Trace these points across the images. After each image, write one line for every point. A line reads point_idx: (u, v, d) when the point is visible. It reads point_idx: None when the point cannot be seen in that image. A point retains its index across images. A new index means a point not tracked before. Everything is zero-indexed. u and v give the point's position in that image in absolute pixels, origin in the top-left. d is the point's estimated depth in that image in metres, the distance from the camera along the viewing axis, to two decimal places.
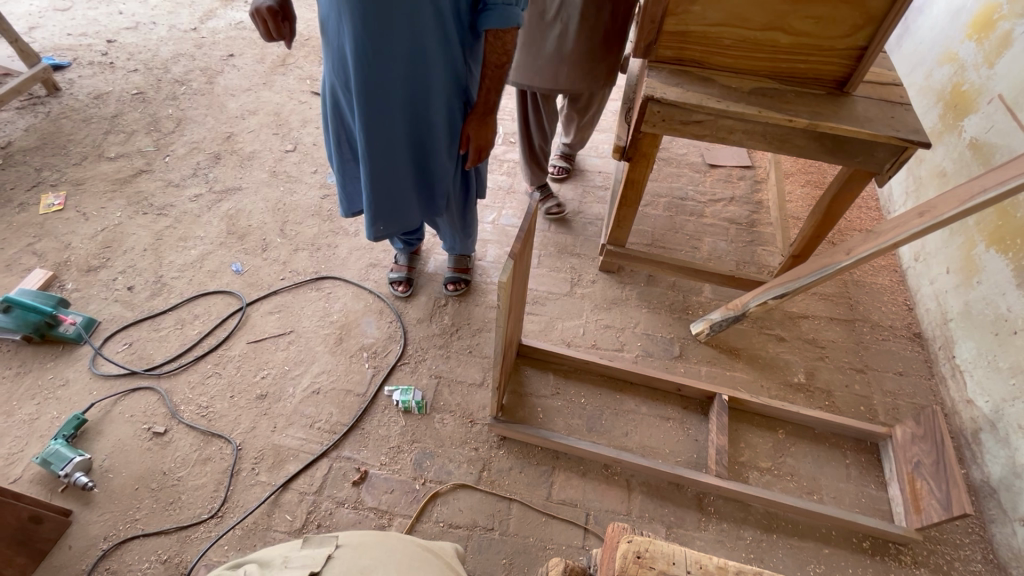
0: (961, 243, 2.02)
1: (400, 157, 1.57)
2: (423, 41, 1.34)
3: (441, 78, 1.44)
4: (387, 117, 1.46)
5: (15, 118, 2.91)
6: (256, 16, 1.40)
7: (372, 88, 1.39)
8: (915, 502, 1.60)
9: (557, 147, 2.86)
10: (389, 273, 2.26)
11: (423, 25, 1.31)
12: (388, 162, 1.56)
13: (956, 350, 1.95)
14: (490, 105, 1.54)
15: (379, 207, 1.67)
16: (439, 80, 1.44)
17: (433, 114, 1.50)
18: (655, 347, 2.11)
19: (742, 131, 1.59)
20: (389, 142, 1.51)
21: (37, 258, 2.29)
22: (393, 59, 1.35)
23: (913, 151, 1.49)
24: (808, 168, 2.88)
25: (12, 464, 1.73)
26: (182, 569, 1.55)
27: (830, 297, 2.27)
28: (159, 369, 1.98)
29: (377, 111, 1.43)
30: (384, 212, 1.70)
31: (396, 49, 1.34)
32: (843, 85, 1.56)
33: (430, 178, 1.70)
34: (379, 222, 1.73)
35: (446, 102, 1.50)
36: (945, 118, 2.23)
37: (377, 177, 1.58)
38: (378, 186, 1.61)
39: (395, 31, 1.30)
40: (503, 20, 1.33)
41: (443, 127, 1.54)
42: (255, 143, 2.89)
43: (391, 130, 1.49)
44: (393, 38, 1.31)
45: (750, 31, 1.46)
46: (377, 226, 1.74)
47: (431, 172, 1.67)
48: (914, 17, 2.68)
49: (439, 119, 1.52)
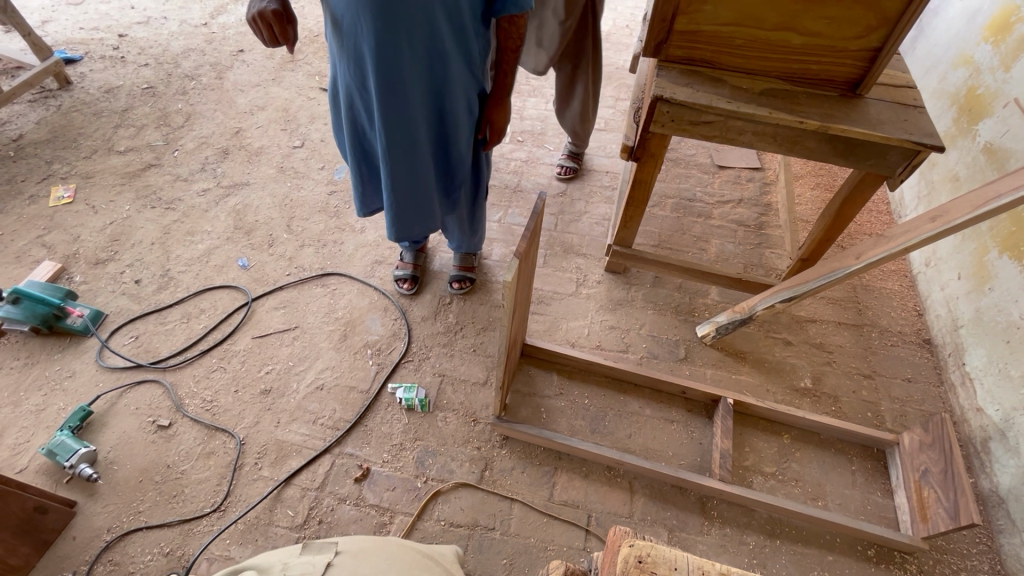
0: (973, 249, 1.99)
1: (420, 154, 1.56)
2: (443, 35, 1.33)
3: (459, 70, 1.44)
4: (408, 115, 1.45)
5: (27, 111, 2.93)
6: (260, 22, 1.38)
7: (393, 85, 1.38)
8: (921, 510, 1.58)
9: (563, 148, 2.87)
10: (395, 269, 2.26)
11: (442, 19, 1.30)
12: (409, 159, 1.55)
13: (966, 358, 1.92)
14: (506, 89, 1.56)
15: (399, 205, 1.67)
16: (457, 72, 1.43)
17: (453, 108, 1.49)
18: (660, 349, 2.09)
19: (752, 133, 1.57)
20: (410, 139, 1.51)
21: (46, 250, 2.31)
22: (411, 55, 1.34)
23: (926, 154, 1.46)
24: (819, 170, 2.85)
25: (18, 455, 1.74)
26: (184, 562, 1.55)
27: (838, 302, 2.25)
28: (164, 362, 1.99)
29: (399, 109, 1.43)
30: (404, 210, 1.70)
31: (415, 45, 1.32)
32: (856, 87, 1.54)
33: (450, 170, 1.70)
34: (399, 220, 1.73)
35: (465, 92, 1.50)
36: (959, 122, 2.20)
37: (398, 174, 1.58)
38: (401, 184, 1.61)
39: (414, 26, 1.29)
40: (520, 6, 1.33)
41: (462, 120, 1.54)
42: (263, 138, 2.90)
43: (412, 127, 1.48)
44: (412, 34, 1.30)
45: (762, 31, 1.44)
46: (398, 224, 1.74)
47: (450, 165, 1.67)
48: (930, 19, 2.64)
49: (458, 112, 1.51)
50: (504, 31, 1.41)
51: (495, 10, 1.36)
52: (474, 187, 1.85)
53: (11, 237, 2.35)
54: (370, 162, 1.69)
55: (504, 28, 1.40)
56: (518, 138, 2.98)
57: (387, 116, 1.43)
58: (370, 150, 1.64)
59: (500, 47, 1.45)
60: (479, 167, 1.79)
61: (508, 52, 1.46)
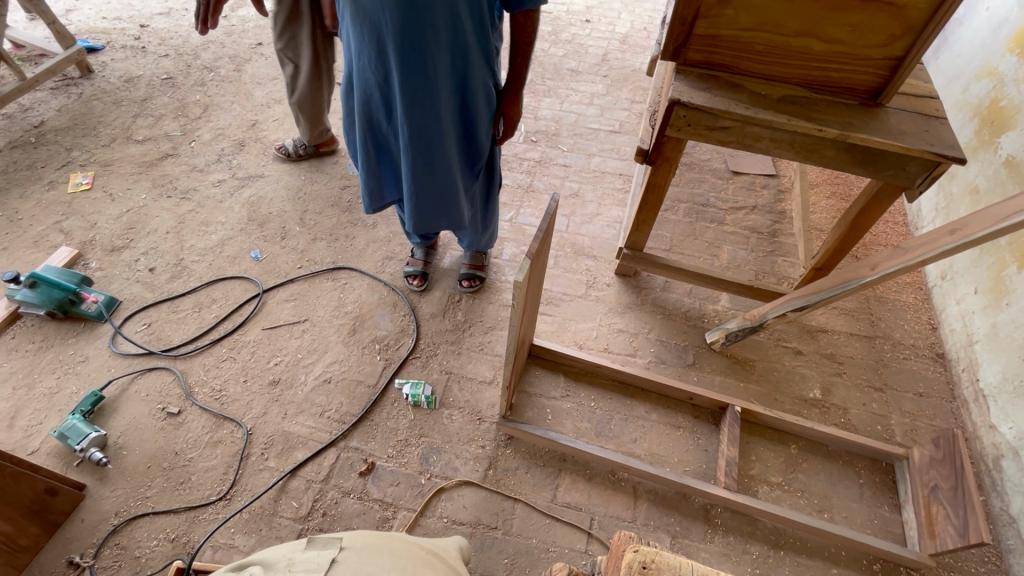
0: (991, 263, 1.96)
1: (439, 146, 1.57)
2: (465, 28, 1.33)
3: (479, 61, 1.44)
4: (429, 107, 1.45)
5: (48, 98, 2.97)
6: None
7: (415, 77, 1.38)
8: (929, 527, 1.56)
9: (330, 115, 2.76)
10: (405, 265, 2.27)
11: (465, 12, 1.30)
12: (428, 151, 1.56)
13: (980, 374, 1.89)
14: (521, 80, 1.54)
15: (417, 198, 1.68)
16: (477, 63, 1.44)
17: (472, 101, 1.50)
18: (668, 355, 2.08)
19: (769, 139, 1.56)
20: (429, 132, 1.51)
21: (64, 236, 2.34)
22: (433, 48, 1.34)
23: (947, 166, 1.44)
24: (835, 179, 2.82)
25: (31, 437, 1.77)
26: (189, 549, 1.57)
27: (851, 312, 2.22)
28: (175, 351, 2.02)
29: (420, 101, 1.43)
30: (421, 203, 1.71)
31: (437, 39, 1.33)
32: (876, 95, 1.52)
33: (467, 162, 1.70)
34: (416, 212, 1.73)
35: (484, 86, 1.50)
36: (981, 134, 2.16)
37: (417, 167, 1.59)
38: (419, 178, 1.62)
39: (437, 19, 1.29)
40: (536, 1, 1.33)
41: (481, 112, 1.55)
42: (278, 131, 2.92)
43: (432, 120, 1.49)
44: (435, 28, 1.30)
45: (782, 37, 1.42)
46: (415, 215, 1.75)
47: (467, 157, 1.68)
48: (953, 28, 2.60)
49: (478, 105, 1.51)
50: (519, 25, 1.41)
51: (512, 5, 1.36)
52: (490, 181, 1.85)
53: (30, 222, 2.39)
54: (384, 156, 1.70)
55: (519, 22, 1.40)
56: (531, 138, 2.98)
57: (408, 108, 1.44)
58: (384, 144, 1.65)
59: (516, 40, 1.44)
60: (495, 160, 1.79)
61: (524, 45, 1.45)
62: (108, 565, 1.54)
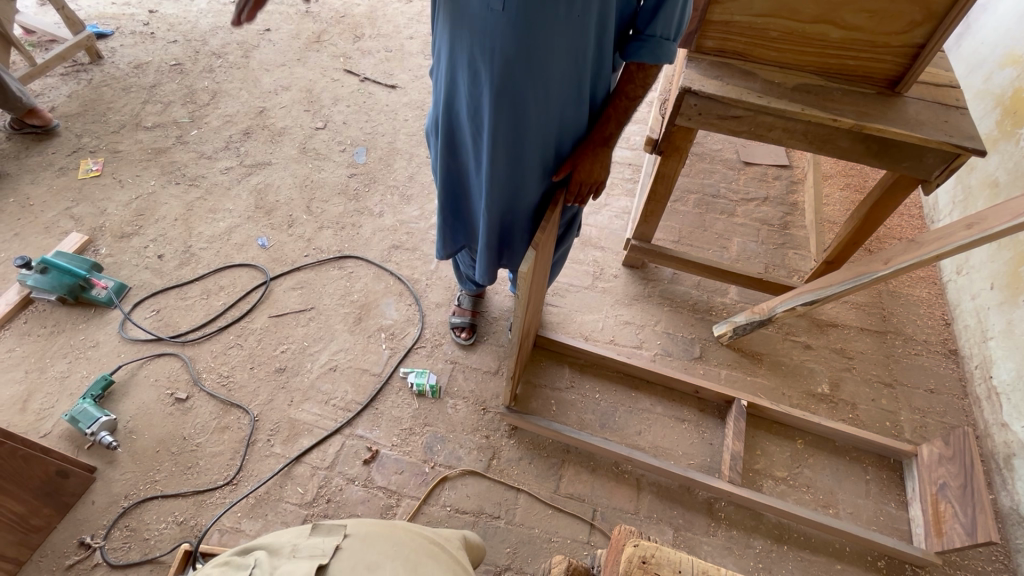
0: (1009, 259, 1.93)
1: (528, 194, 1.36)
2: (579, 79, 1.15)
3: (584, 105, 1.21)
4: (525, 155, 1.26)
5: (59, 84, 2.98)
6: None
7: (514, 110, 1.16)
8: (936, 524, 1.55)
9: (38, 120, 2.67)
10: (451, 315, 2.08)
11: (584, 60, 1.11)
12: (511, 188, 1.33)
13: (995, 371, 1.87)
14: (604, 138, 1.24)
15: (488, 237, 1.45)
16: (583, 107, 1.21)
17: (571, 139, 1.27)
18: (674, 347, 2.07)
19: (781, 129, 1.52)
20: (518, 179, 1.32)
21: (74, 221, 2.36)
22: (541, 100, 1.15)
23: (966, 159, 1.40)
24: (848, 170, 2.77)
25: (43, 420, 1.81)
26: (196, 532, 1.60)
27: (863, 306, 2.18)
28: (183, 337, 2.03)
29: (514, 148, 1.24)
30: (495, 245, 1.50)
31: (546, 91, 1.14)
32: (895, 84, 1.48)
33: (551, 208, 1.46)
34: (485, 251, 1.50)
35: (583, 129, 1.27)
36: (1002, 125, 2.11)
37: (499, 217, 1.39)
38: (496, 217, 1.39)
39: (552, 57, 1.08)
40: (657, 57, 1.09)
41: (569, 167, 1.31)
42: (286, 119, 2.90)
43: (523, 157, 1.26)
44: (548, 58, 1.08)
45: (798, 22, 1.39)
46: (485, 258, 1.53)
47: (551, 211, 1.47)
48: (977, 15, 2.51)
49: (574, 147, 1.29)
50: (628, 74, 1.16)
51: (627, 51, 1.11)
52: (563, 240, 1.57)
53: (41, 207, 2.41)
54: (459, 188, 1.49)
55: (630, 72, 1.15)
56: None
57: (502, 160, 1.25)
58: (465, 187, 1.48)
59: (617, 89, 1.19)
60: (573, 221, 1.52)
61: (623, 97, 1.19)
62: (118, 546, 1.57)
